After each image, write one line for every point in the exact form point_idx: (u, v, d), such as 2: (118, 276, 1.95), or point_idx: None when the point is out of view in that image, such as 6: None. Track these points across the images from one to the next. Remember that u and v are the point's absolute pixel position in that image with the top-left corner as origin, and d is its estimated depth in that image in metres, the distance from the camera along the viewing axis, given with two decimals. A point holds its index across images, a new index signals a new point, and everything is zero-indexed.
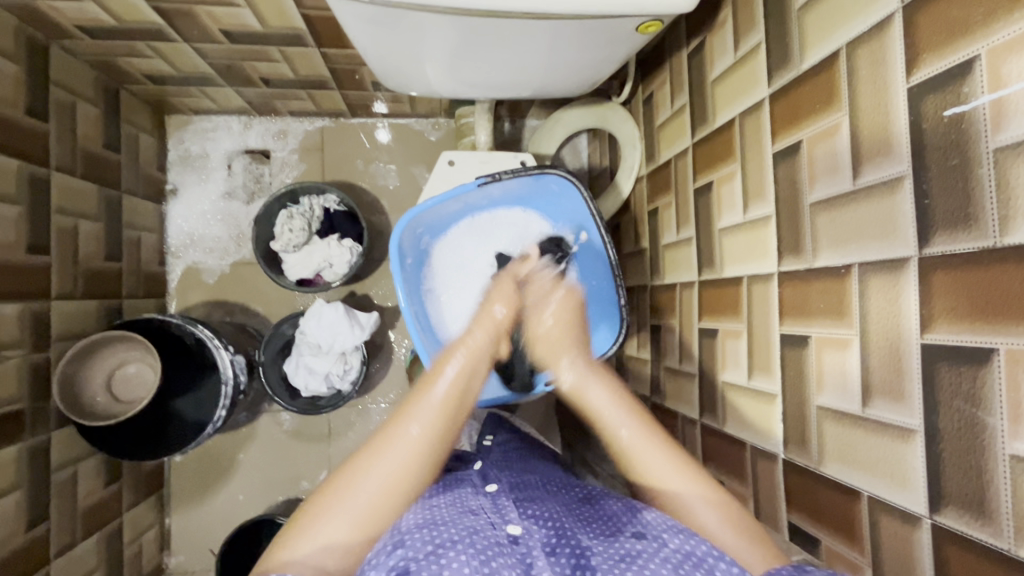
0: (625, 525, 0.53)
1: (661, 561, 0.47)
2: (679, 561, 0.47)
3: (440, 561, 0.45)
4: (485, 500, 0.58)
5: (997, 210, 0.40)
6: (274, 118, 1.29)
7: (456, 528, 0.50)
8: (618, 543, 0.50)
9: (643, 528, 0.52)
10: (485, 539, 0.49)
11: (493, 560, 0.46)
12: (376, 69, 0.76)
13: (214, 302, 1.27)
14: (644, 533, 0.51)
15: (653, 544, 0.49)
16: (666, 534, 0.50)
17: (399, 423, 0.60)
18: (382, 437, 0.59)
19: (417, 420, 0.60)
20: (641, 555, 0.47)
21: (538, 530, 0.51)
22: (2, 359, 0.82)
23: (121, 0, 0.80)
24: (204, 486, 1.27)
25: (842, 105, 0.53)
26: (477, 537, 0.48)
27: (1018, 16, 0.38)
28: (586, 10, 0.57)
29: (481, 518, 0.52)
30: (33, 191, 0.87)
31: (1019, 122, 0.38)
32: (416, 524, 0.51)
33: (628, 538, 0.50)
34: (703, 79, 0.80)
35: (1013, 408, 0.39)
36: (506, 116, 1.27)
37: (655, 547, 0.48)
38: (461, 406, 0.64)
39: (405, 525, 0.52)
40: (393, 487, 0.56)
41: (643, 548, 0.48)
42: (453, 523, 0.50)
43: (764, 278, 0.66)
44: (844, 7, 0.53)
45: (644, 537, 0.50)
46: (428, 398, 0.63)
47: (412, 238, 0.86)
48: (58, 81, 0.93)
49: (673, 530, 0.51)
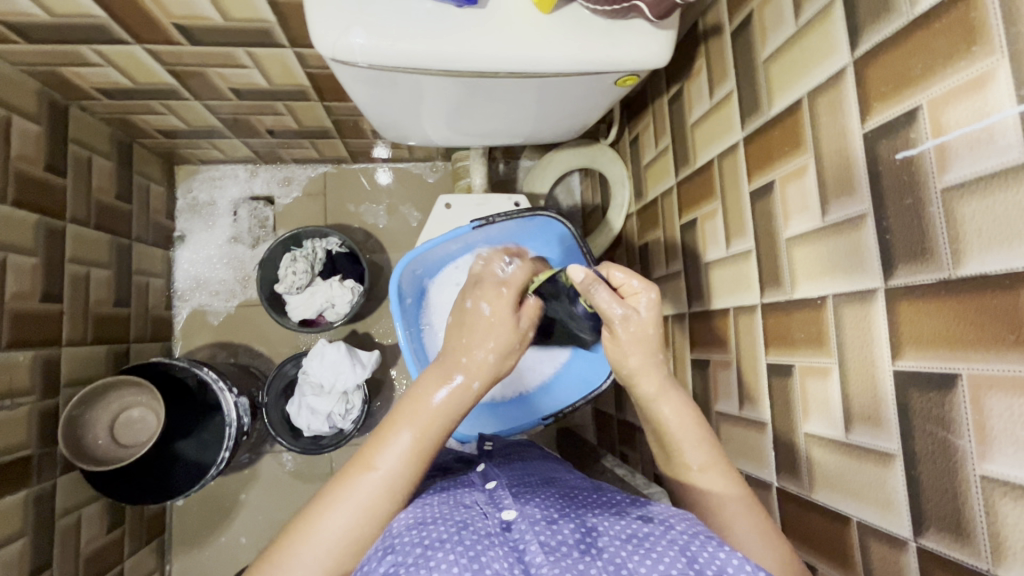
0: (630, 509, 0.52)
1: (669, 544, 0.45)
2: (686, 542, 0.44)
3: (428, 564, 0.42)
4: (480, 496, 0.56)
5: (949, 245, 0.43)
6: (280, 166, 1.35)
7: (444, 526, 0.47)
8: (623, 523, 0.48)
9: (650, 514, 0.50)
10: (476, 534, 0.47)
11: (482, 554, 0.43)
12: (376, 123, 0.81)
13: (219, 344, 1.30)
14: (651, 517, 0.49)
15: (659, 527, 0.47)
16: (672, 519, 0.49)
17: (385, 441, 0.57)
18: (371, 446, 0.57)
19: (405, 437, 0.57)
20: (648, 538, 0.46)
21: (530, 514, 0.50)
22: (14, 405, 0.84)
23: (139, 66, 0.87)
24: (206, 530, 1.26)
25: (808, 148, 0.57)
26: (466, 532, 0.47)
27: (951, 72, 0.42)
28: (569, 68, 0.62)
29: (472, 511, 0.51)
30: (49, 243, 0.92)
31: (961, 165, 0.42)
32: (407, 526, 0.49)
33: (634, 520, 0.49)
34: (683, 123, 0.85)
35: (980, 430, 0.41)
36: (500, 158, 1.33)
37: (662, 529, 0.47)
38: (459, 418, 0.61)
39: (395, 528, 0.49)
40: (377, 505, 0.54)
41: (650, 531, 0.47)
42: (442, 520, 0.49)
43: (749, 309, 0.69)
44: (803, 59, 0.58)
45: (651, 520, 0.49)
46: (418, 408, 0.59)
47: (411, 278, 0.90)
48: (76, 139, 0.99)
49: (682, 518, 0.49)
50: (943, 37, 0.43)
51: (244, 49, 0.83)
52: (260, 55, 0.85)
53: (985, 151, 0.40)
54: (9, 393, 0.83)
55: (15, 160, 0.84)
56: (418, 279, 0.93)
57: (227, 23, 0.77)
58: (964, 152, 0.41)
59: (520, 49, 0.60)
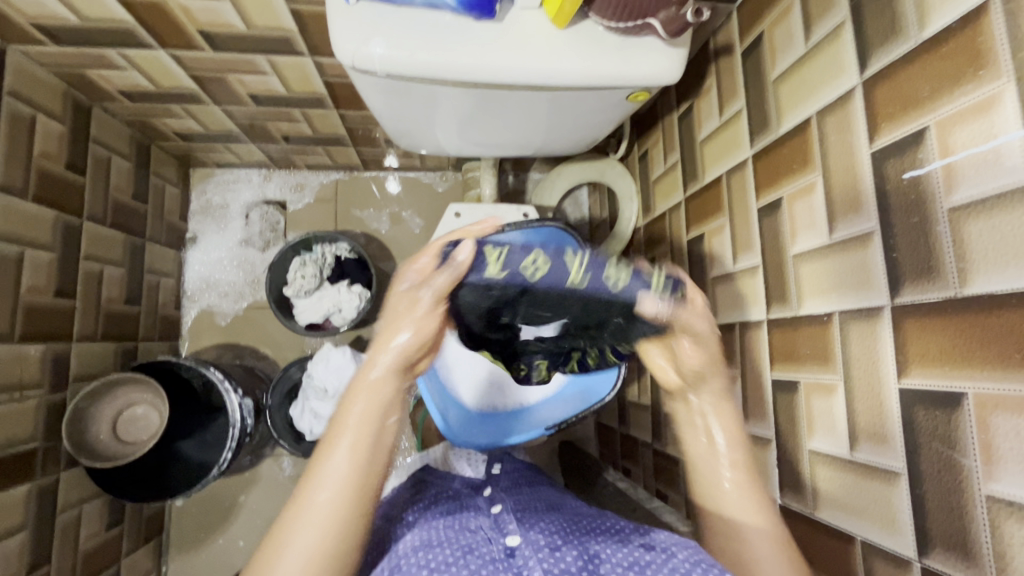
0: (634, 537, 0.52)
1: (670, 570, 0.45)
2: (689, 569, 0.45)
3: None
4: (484, 521, 0.56)
5: (956, 263, 0.43)
6: (292, 172, 1.37)
7: (451, 549, 0.49)
8: (623, 552, 0.49)
9: (653, 542, 0.50)
10: (481, 559, 0.48)
11: None
12: (389, 132, 0.83)
13: (226, 345, 1.31)
14: (652, 545, 0.50)
15: (660, 554, 0.47)
16: (674, 547, 0.49)
17: (323, 458, 0.55)
18: (309, 475, 0.55)
19: (339, 451, 0.55)
20: (649, 566, 0.46)
21: (537, 540, 0.50)
22: (23, 398, 0.85)
23: (163, 70, 0.89)
24: (204, 531, 1.26)
25: (816, 166, 0.58)
26: (472, 556, 0.48)
27: (958, 94, 0.43)
28: (581, 83, 0.63)
29: (478, 535, 0.52)
30: (66, 239, 0.93)
31: (968, 185, 0.42)
32: (413, 547, 0.51)
33: (636, 548, 0.49)
34: (692, 139, 0.86)
35: (986, 449, 0.41)
36: (510, 170, 1.35)
37: (664, 558, 0.47)
38: (385, 417, 0.59)
39: (402, 548, 0.51)
40: (331, 525, 0.52)
41: (652, 559, 0.47)
42: (449, 543, 0.50)
43: (754, 324, 0.69)
44: (812, 80, 0.59)
45: (654, 548, 0.49)
46: (345, 434, 0.56)
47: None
48: (97, 139, 1.01)
49: (683, 545, 0.49)
50: (952, 60, 0.44)
51: (264, 56, 0.85)
52: (280, 63, 0.87)
53: (992, 172, 0.41)
54: (19, 385, 0.84)
55: (38, 157, 0.86)
56: None
57: (250, 31, 0.79)
58: (971, 172, 0.42)
59: (535, 62, 0.61)
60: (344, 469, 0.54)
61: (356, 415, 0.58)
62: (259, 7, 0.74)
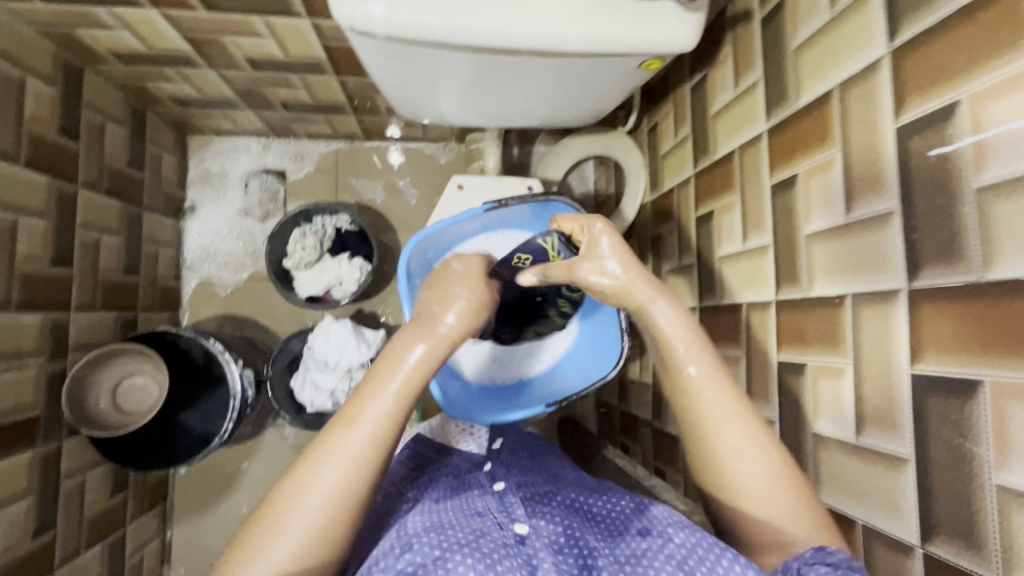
0: (630, 522, 0.54)
1: (664, 561, 0.48)
2: (681, 560, 0.48)
3: (445, 565, 0.46)
4: (490, 502, 0.57)
5: (980, 247, 0.41)
6: (292, 141, 1.34)
7: (464, 531, 0.50)
8: (623, 544, 0.51)
9: (650, 523, 0.53)
10: (491, 545, 0.49)
11: (498, 563, 0.47)
12: (390, 99, 0.80)
13: (226, 316, 1.30)
14: (649, 530, 0.52)
15: (658, 540, 0.50)
16: (670, 529, 0.51)
17: (368, 398, 0.56)
18: (353, 409, 0.56)
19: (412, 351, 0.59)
20: (644, 556, 0.49)
21: (546, 528, 0.51)
22: (24, 366, 0.84)
23: (155, 31, 0.86)
24: (207, 498, 1.27)
25: (834, 142, 0.55)
26: (483, 540, 0.49)
27: (996, 65, 0.40)
28: (591, 50, 0.60)
29: (487, 519, 0.53)
30: (61, 206, 0.91)
31: (999, 164, 0.40)
32: (425, 526, 0.52)
33: (632, 538, 0.52)
34: (705, 112, 0.82)
35: (1000, 438, 0.40)
36: (514, 142, 1.31)
37: (660, 544, 0.50)
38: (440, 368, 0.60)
39: (412, 526, 0.52)
40: (363, 464, 0.54)
41: (648, 546, 0.50)
42: (462, 526, 0.51)
43: (762, 305, 0.67)
44: (835, 49, 0.56)
45: (649, 534, 0.52)
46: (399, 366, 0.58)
47: (419, 261, 0.88)
48: (90, 103, 0.98)
49: (677, 524, 0.52)
50: (991, 29, 0.41)
51: (260, 17, 0.82)
52: (277, 25, 0.84)
53: None
54: (18, 354, 0.83)
55: (28, 121, 0.84)
56: (427, 262, 0.91)
57: None
58: (1003, 151, 0.40)
59: (543, 26, 0.58)
60: (385, 415, 0.56)
61: (408, 368, 0.58)
62: None
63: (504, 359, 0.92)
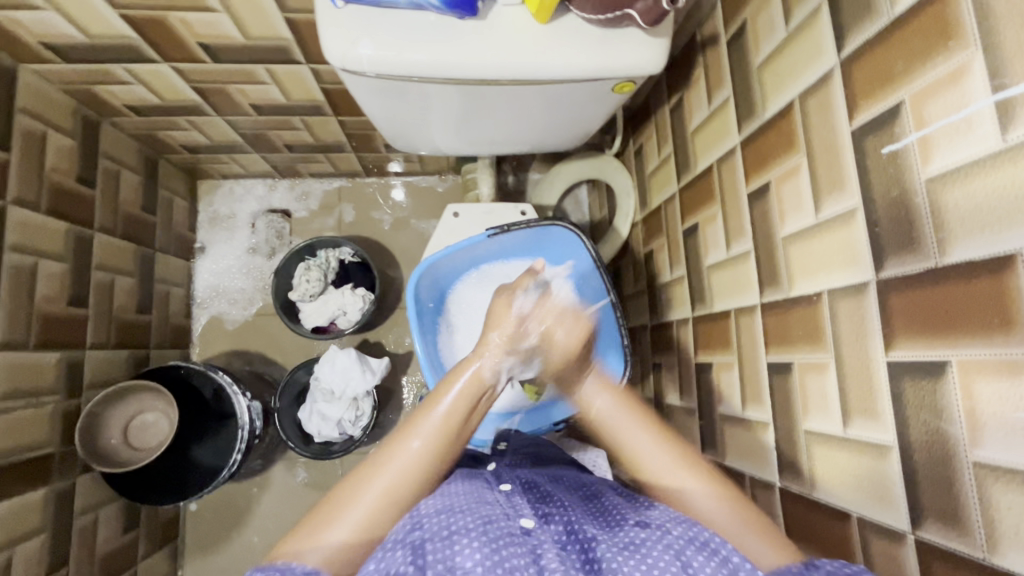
0: (629, 515, 0.50)
1: (664, 549, 0.44)
2: (681, 547, 0.44)
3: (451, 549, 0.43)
4: (500, 496, 0.52)
5: (935, 233, 0.43)
6: (297, 181, 1.40)
7: (472, 516, 0.47)
8: (622, 533, 0.46)
9: (648, 518, 0.49)
10: (499, 537, 0.44)
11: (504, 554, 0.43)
12: (385, 133, 0.84)
13: (235, 351, 1.33)
14: (646, 522, 0.48)
15: (656, 532, 0.46)
16: (669, 524, 0.47)
17: (426, 411, 0.60)
18: (410, 422, 0.59)
19: (442, 405, 0.61)
20: (644, 544, 0.44)
21: (551, 525, 0.47)
22: (39, 404, 0.88)
23: (166, 83, 0.92)
24: (218, 534, 1.26)
25: (800, 148, 0.58)
26: (490, 526, 0.45)
27: (930, 66, 0.43)
28: (566, 76, 0.64)
29: (495, 508, 0.49)
30: (78, 250, 0.97)
31: (943, 155, 0.42)
32: (434, 507, 0.48)
33: (631, 527, 0.47)
34: (684, 129, 0.86)
35: (971, 416, 0.41)
36: (509, 171, 1.36)
37: (658, 535, 0.45)
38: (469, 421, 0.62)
39: (424, 508, 0.49)
40: (416, 478, 0.55)
41: (647, 536, 0.45)
42: (470, 510, 0.47)
43: (748, 309, 0.69)
44: (793, 64, 0.60)
45: (648, 525, 0.47)
46: (421, 430, 0.58)
47: (434, 279, 0.95)
48: (107, 154, 1.04)
49: (678, 520, 0.48)
50: (922, 33, 0.44)
51: (262, 66, 0.88)
52: (278, 72, 0.90)
53: (965, 140, 0.40)
54: (35, 392, 0.87)
55: (50, 171, 0.90)
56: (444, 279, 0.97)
57: (247, 41, 0.81)
58: (945, 142, 0.42)
59: (518, 58, 0.62)
60: (443, 423, 0.59)
61: (480, 385, 0.65)
62: (255, 17, 0.76)
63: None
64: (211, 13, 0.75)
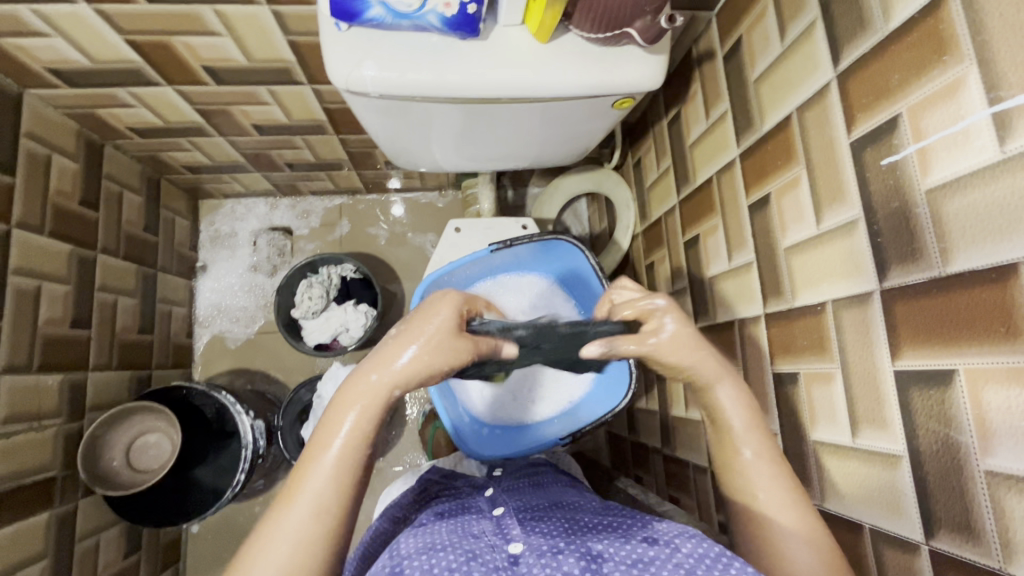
0: (635, 530, 0.50)
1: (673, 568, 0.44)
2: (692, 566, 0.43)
3: None
4: (490, 529, 0.53)
5: (937, 244, 0.43)
6: (298, 199, 1.40)
7: (455, 554, 0.47)
8: (626, 548, 0.47)
9: (655, 534, 0.49)
10: (482, 567, 0.46)
11: None
12: (386, 150, 0.85)
13: (238, 369, 1.33)
14: (654, 539, 0.48)
15: (665, 550, 0.46)
16: (678, 540, 0.47)
17: (313, 464, 0.52)
18: (296, 482, 0.52)
19: (326, 460, 0.52)
20: (652, 563, 0.44)
21: (540, 545, 0.48)
22: (41, 427, 0.87)
23: (169, 106, 0.93)
24: (221, 556, 1.24)
25: (799, 160, 0.59)
26: (475, 563, 0.46)
27: (926, 81, 0.44)
28: (566, 93, 0.65)
29: (481, 542, 0.50)
30: (82, 272, 0.97)
31: (942, 166, 0.43)
32: (417, 548, 0.49)
33: (638, 543, 0.47)
34: (682, 142, 0.87)
35: (980, 424, 0.41)
36: (508, 185, 1.37)
37: (668, 553, 0.45)
38: (366, 470, 0.54)
39: (405, 549, 0.50)
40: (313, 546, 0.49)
41: (656, 555, 0.45)
42: (453, 548, 0.48)
43: (752, 320, 0.69)
44: (789, 79, 0.61)
45: (656, 542, 0.47)
46: (307, 491, 0.51)
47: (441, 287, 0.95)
48: (110, 176, 1.05)
49: (686, 535, 0.48)
50: (917, 48, 0.45)
51: (265, 87, 0.89)
52: (280, 93, 0.91)
53: (964, 152, 0.41)
54: (38, 415, 0.87)
55: (54, 194, 0.90)
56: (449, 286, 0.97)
57: (250, 63, 0.82)
58: (943, 154, 0.43)
59: (519, 77, 0.64)
60: (330, 480, 0.51)
61: (368, 426, 0.54)
62: (258, 40, 0.77)
63: (519, 402, 0.94)
64: (215, 37, 0.76)
